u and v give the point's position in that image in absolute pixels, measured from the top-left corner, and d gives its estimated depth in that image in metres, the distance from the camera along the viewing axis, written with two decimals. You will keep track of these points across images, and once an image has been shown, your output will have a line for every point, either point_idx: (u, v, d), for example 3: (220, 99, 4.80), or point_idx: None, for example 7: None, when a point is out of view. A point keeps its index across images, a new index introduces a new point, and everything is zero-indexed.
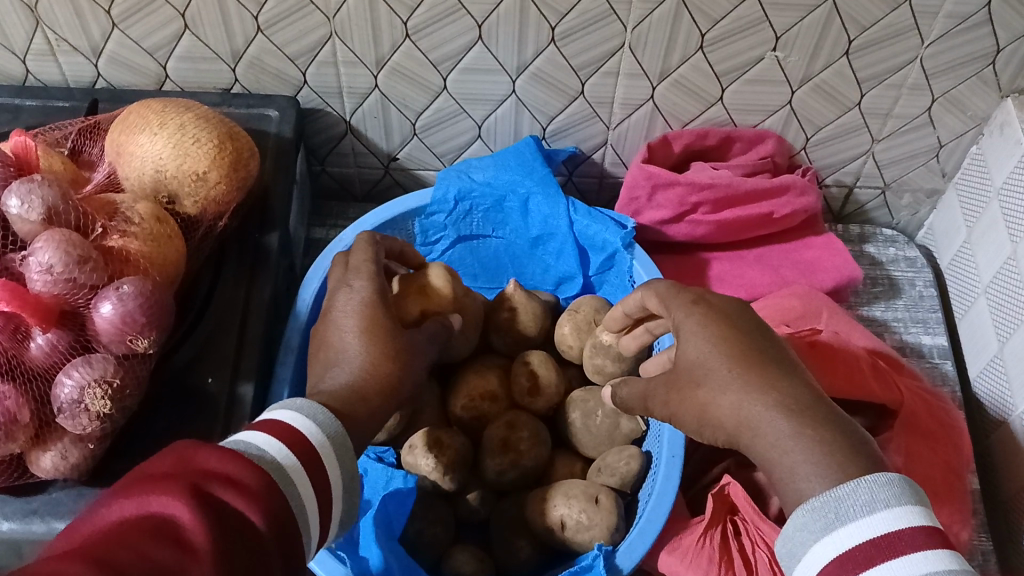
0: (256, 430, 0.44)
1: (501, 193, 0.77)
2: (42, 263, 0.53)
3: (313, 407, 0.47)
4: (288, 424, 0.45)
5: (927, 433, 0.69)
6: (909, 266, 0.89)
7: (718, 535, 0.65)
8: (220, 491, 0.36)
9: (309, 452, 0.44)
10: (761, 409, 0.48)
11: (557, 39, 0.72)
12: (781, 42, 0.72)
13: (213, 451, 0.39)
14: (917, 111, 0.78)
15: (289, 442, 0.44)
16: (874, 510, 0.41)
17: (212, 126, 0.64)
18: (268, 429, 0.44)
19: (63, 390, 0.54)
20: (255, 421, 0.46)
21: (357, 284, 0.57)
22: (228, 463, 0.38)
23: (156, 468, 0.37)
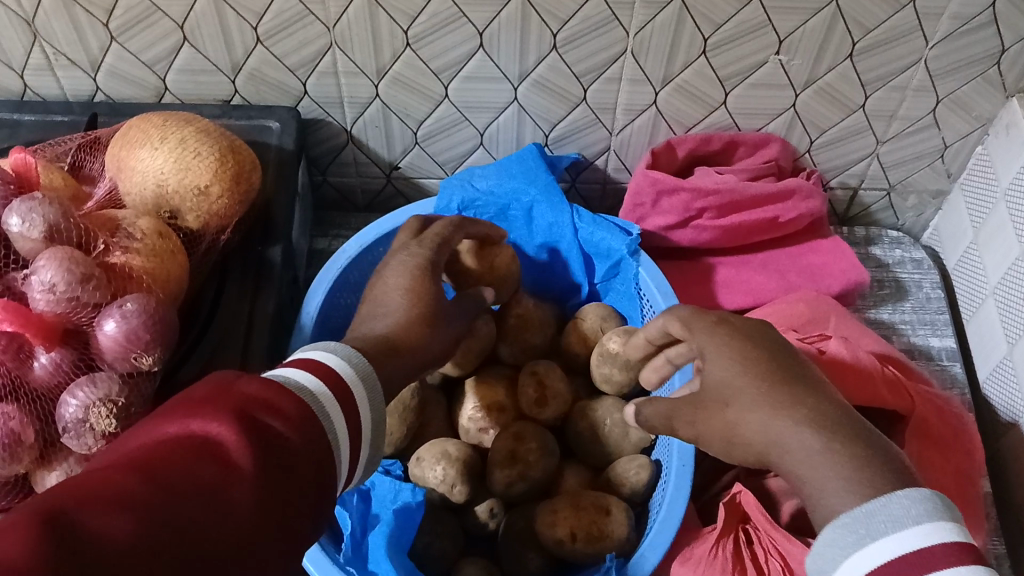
0: (291, 365, 0.44)
1: (504, 201, 0.77)
2: (45, 282, 0.53)
3: (346, 351, 0.47)
4: (322, 363, 0.45)
5: (941, 440, 0.69)
6: (916, 267, 0.89)
7: (730, 545, 0.64)
8: (263, 415, 0.38)
9: (339, 382, 0.44)
10: (791, 426, 0.48)
11: (559, 46, 0.71)
12: (785, 46, 0.71)
13: (254, 379, 0.40)
14: (921, 113, 0.78)
15: (322, 375, 0.44)
16: (905, 526, 0.41)
17: (214, 139, 0.63)
18: (303, 365, 0.44)
19: (67, 409, 0.53)
20: (289, 359, 0.45)
21: (371, 303, 0.56)
22: (267, 390, 0.39)
23: (198, 393, 0.38)
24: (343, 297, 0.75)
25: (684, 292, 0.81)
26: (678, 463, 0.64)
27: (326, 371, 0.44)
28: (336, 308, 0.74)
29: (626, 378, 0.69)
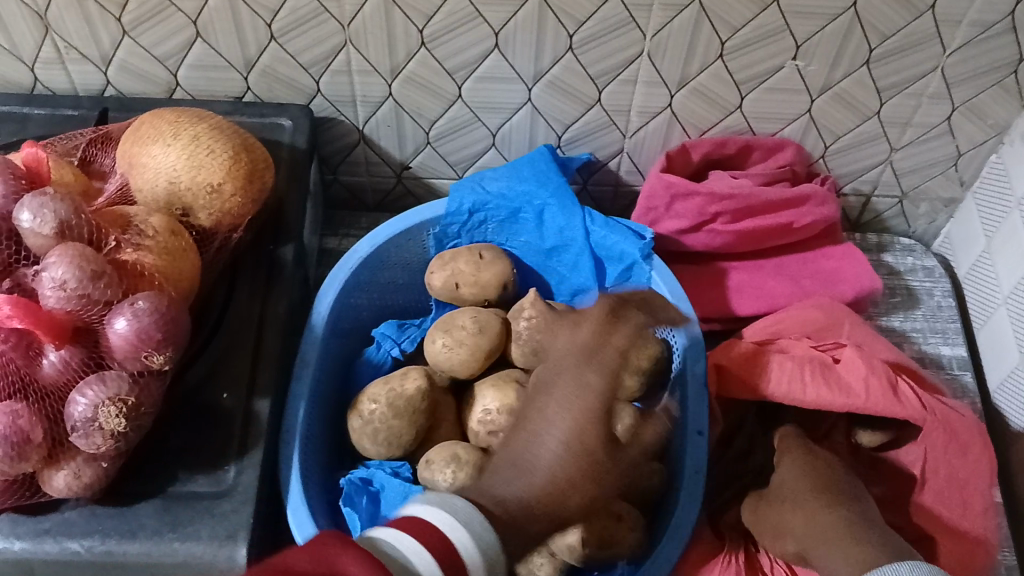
0: (413, 525, 0.38)
1: (516, 205, 0.76)
2: (55, 280, 0.52)
3: (473, 513, 0.40)
4: (445, 531, 0.38)
5: (956, 445, 0.68)
6: (928, 275, 0.88)
7: (741, 557, 0.66)
8: (362, 573, 0.34)
9: (454, 560, 0.37)
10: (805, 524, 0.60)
11: (575, 48, 0.71)
12: (802, 51, 0.71)
13: (359, 551, 0.35)
14: (936, 120, 0.77)
15: (445, 555, 0.37)
16: None
17: (226, 137, 0.63)
18: (417, 527, 0.38)
19: (76, 408, 0.52)
20: (420, 513, 0.39)
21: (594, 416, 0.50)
22: (369, 570, 0.34)
23: (302, 564, 0.34)
24: (353, 297, 0.74)
25: (695, 297, 0.81)
26: (691, 469, 0.65)
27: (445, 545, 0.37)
28: (346, 308, 0.73)
29: None
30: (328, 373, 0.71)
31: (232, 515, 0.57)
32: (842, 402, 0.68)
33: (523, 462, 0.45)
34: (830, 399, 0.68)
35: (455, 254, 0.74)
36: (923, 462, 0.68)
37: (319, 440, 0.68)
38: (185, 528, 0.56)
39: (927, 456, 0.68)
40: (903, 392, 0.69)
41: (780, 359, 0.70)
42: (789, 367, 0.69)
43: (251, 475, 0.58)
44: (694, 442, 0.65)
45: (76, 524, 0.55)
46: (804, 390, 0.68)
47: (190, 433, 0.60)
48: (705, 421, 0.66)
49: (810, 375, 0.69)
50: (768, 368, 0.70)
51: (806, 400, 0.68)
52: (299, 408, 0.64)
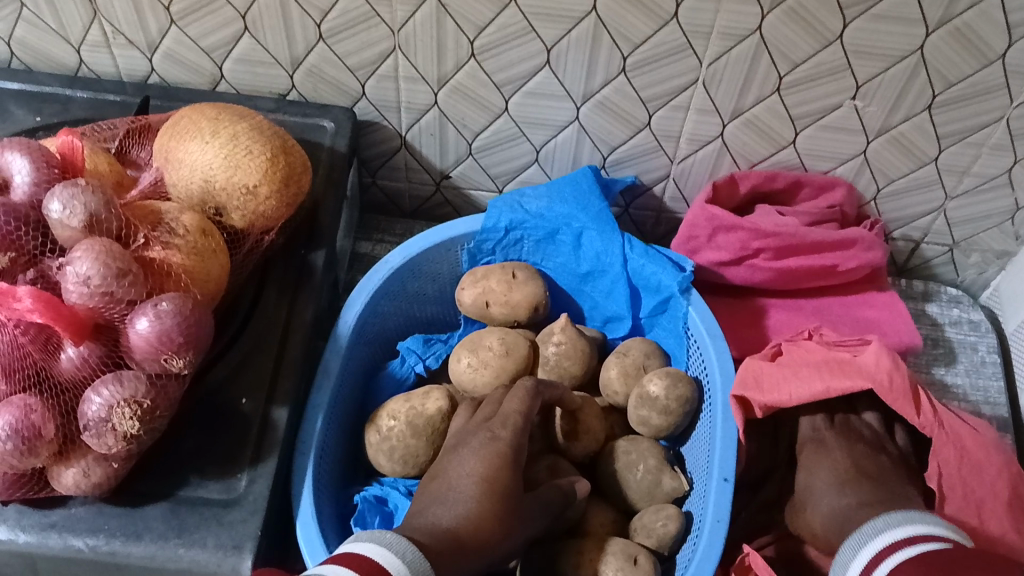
0: (340, 564, 0.43)
1: (554, 226, 0.74)
2: (79, 274, 0.51)
3: (404, 543, 0.46)
4: (378, 561, 0.44)
5: (969, 462, 0.63)
6: (973, 329, 0.85)
7: None
8: None
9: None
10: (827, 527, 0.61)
11: (628, 70, 0.69)
12: (862, 92, 0.68)
13: None
14: (996, 171, 0.75)
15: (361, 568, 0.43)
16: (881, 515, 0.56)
17: (266, 137, 0.61)
18: (352, 561, 0.43)
19: (90, 407, 0.51)
20: (345, 553, 0.44)
21: (501, 434, 0.58)
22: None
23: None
24: (381, 307, 0.72)
25: (730, 334, 0.79)
26: (713, 517, 0.61)
27: (376, 568, 0.43)
28: (373, 318, 0.72)
29: (665, 422, 0.67)
30: (350, 383, 0.70)
31: (239, 526, 0.55)
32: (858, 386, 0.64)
33: (440, 493, 0.54)
34: (850, 388, 0.64)
35: (488, 271, 0.73)
36: (937, 476, 0.63)
37: (334, 451, 0.67)
38: (191, 535, 0.55)
39: (939, 471, 0.63)
40: (923, 400, 0.64)
41: (794, 368, 0.66)
42: (804, 372, 0.66)
43: (262, 486, 0.57)
44: (720, 490, 0.62)
45: (82, 521, 0.54)
46: (825, 383, 0.65)
47: (205, 437, 0.59)
48: (732, 469, 0.63)
49: (826, 372, 0.65)
50: (783, 379, 0.65)
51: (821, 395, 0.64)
52: (317, 419, 0.63)
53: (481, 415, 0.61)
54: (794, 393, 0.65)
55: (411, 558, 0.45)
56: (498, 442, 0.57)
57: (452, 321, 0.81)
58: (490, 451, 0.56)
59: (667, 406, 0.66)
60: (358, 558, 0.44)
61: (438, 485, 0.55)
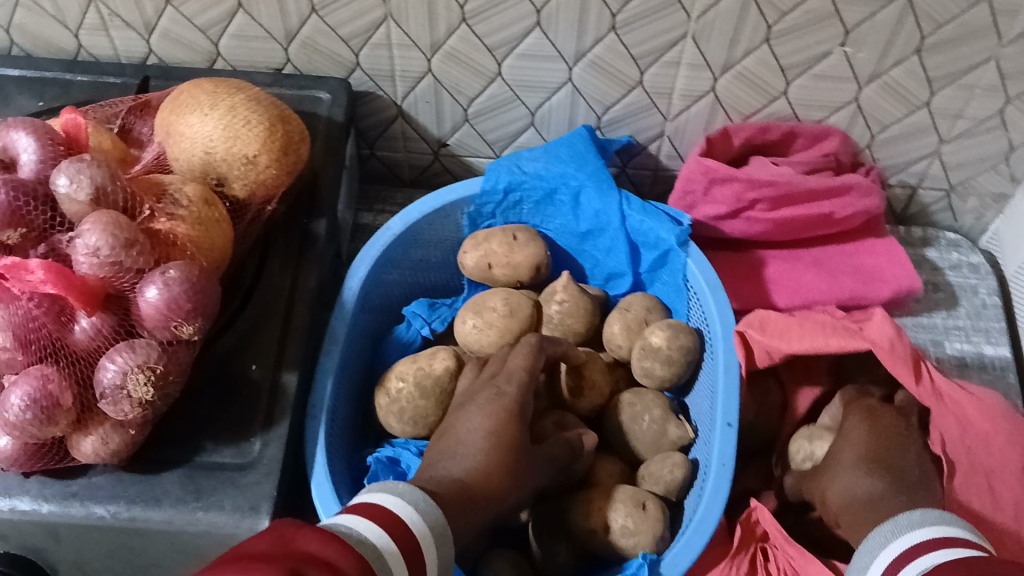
0: (358, 513, 0.44)
1: (552, 185, 0.75)
2: (89, 246, 0.52)
3: (416, 493, 0.47)
4: (395, 514, 0.45)
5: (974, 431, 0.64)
6: (973, 272, 0.86)
7: (745, 563, 0.64)
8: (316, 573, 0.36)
9: (407, 536, 0.43)
10: (851, 485, 0.60)
11: (618, 28, 0.69)
12: (851, 38, 0.69)
13: (313, 534, 0.38)
14: (989, 113, 0.75)
15: (387, 525, 0.43)
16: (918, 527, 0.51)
17: (263, 108, 0.62)
18: (371, 513, 0.44)
19: (105, 374, 0.53)
20: (362, 503, 0.45)
21: (507, 388, 0.59)
22: (327, 548, 0.38)
23: (258, 547, 0.37)
24: (384, 273, 0.74)
25: (731, 287, 0.79)
26: (718, 462, 0.63)
27: (396, 522, 0.44)
28: (377, 285, 0.73)
29: (668, 373, 0.68)
30: (357, 348, 0.71)
31: (255, 487, 0.57)
32: (857, 345, 0.66)
33: (449, 447, 0.55)
34: (846, 346, 0.67)
35: (489, 234, 0.74)
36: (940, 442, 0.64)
37: (344, 416, 0.68)
38: (209, 498, 0.56)
39: (942, 438, 0.64)
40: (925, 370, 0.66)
41: (800, 321, 0.69)
42: (808, 324, 0.69)
43: (276, 448, 0.59)
44: (724, 436, 0.63)
45: (102, 489, 0.56)
46: (825, 338, 0.67)
47: (217, 404, 0.60)
48: (736, 414, 0.64)
49: (830, 329, 0.68)
50: (788, 328, 0.68)
51: (824, 349, 0.67)
52: (327, 383, 0.64)
53: (487, 372, 0.62)
54: (796, 343, 0.68)
55: (424, 509, 0.46)
56: (504, 396, 0.58)
57: (456, 286, 0.83)
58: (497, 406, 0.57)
59: (670, 357, 0.67)
60: (381, 512, 0.44)
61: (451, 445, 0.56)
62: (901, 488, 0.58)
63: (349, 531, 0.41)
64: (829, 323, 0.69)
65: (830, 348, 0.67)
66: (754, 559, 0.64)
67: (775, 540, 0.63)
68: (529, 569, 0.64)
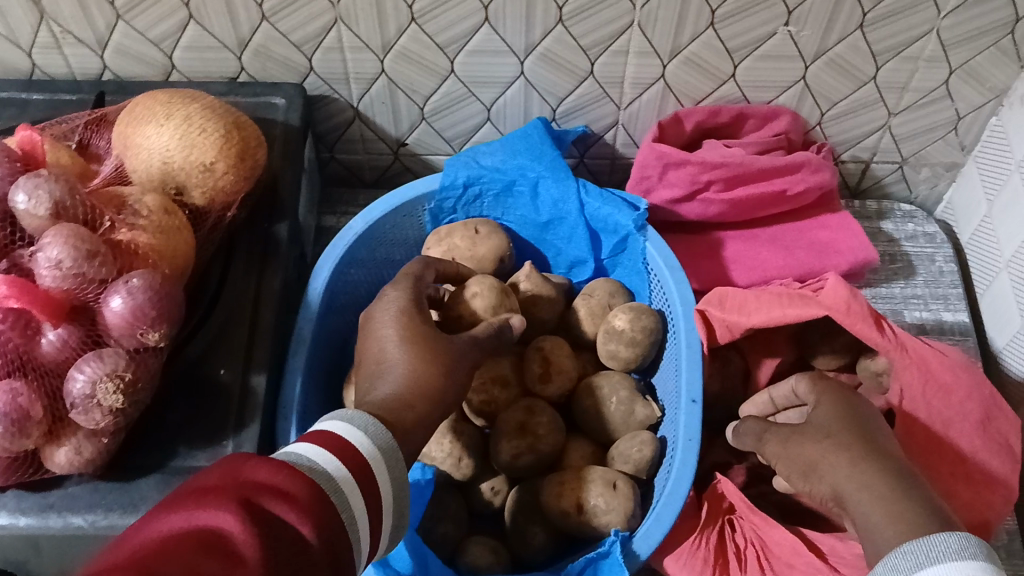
0: (309, 442, 0.43)
1: (510, 178, 0.76)
2: (51, 259, 0.53)
3: (366, 417, 0.47)
4: (344, 437, 0.44)
5: (940, 388, 0.66)
6: (929, 242, 0.87)
7: (714, 537, 0.65)
8: (271, 503, 0.36)
9: (363, 463, 0.44)
10: (872, 478, 0.53)
11: (565, 20, 0.71)
12: (794, 17, 0.70)
13: (262, 463, 0.38)
14: (934, 84, 0.77)
15: (340, 452, 0.43)
16: (959, 556, 0.45)
17: (218, 115, 0.63)
18: (322, 439, 0.44)
19: (75, 385, 0.54)
20: (308, 431, 0.45)
21: None
22: (277, 475, 0.38)
23: (209, 480, 0.37)
24: (350, 273, 0.75)
25: (692, 269, 0.81)
26: (685, 437, 0.64)
27: (348, 446, 0.44)
28: (343, 285, 0.74)
29: (633, 354, 0.69)
30: (326, 348, 0.72)
31: None
32: (814, 312, 0.67)
33: None
34: (805, 313, 0.67)
35: (451, 229, 0.75)
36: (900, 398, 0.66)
37: (317, 416, 0.69)
38: None
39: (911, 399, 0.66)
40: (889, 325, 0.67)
41: (757, 292, 0.70)
42: (765, 296, 0.69)
43: (249, 449, 0.59)
44: (689, 411, 0.65)
45: (79, 498, 0.57)
46: (780, 308, 0.68)
47: (188, 409, 0.61)
48: (699, 391, 0.66)
49: (786, 297, 0.69)
50: (746, 301, 0.70)
51: (785, 319, 0.68)
52: (297, 383, 0.65)
53: None
54: (753, 316, 0.69)
55: (374, 433, 0.46)
56: None
57: None
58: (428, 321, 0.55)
59: (633, 338, 0.69)
60: (332, 438, 0.44)
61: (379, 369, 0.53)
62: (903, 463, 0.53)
63: (304, 462, 0.41)
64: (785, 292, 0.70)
65: (788, 319, 0.68)
66: (722, 531, 0.66)
67: (743, 514, 0.65)
68: (506, 554, 0.65)
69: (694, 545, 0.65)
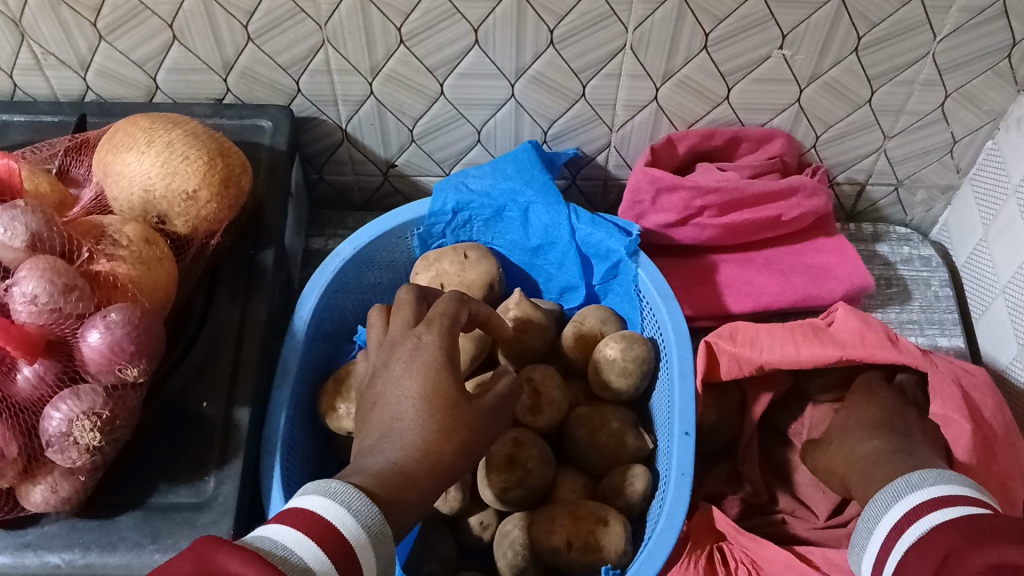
0: (288, 528, 0.43)
1: (500, 203, 0.75)
2: (26, 294, 0.52)
3: (349, 490, 0.46)
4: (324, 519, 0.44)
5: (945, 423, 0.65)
6: (925, 265, 0.86)
7: (703, 559, 0.64)
8: None
9: (346, 552, 0.44)
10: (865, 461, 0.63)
11: (556, 42, 0.69)
12: (788, 41, 0.69)
13: (233, 552, 0.40)
14: (930, 107, 0.76)
15: (323, 541, 0.43)
16: (922, 485, 0.55)
17: (201, 142, 0.62)
18: (302, 522, 0.44)
19: (51, 423, 0.52)
20: (292, 511, 0.45)
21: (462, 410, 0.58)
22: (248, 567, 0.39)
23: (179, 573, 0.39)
24: (337, 300, 0.73)
25: (684, 294, 0.80)
26: (677, 471, 0.63)
27: (334, 537, 0.44)
28: (330, 311, 0.73)
29: (624, 385, 0.68)
30: (312, 377, 0.71)
31: (212, 526, 0.56)
32: (829, 354, 0.67)
33: None
34: (820, 355, 0.67)
35: (440, 254, 0.74)
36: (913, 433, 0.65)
37: (302, 448, 0.68)
38: (165, 540, 0.56)
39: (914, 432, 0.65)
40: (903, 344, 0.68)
41: (768, 327, 0.70)
42: (779, 331, 0.69)
43: (231, 486, 0.58)
44: (681, 445, 0.63)
45: (57, 537, 0.55)
46: (794, 347, 0.68)
47: (169, 443, 0.59)
48: (692, 423, 0.64)
49: (800, 337, 0.68)
50: (757, 336, 0.69)
51: (800, 361, 0.68)
52: (281, 415, 0.64)
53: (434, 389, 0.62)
54: (767, 354, 0.69)
55: (359, 511, 0.45)
56: None
57: None
58: (422, 362, 0.52)
59: (625, 368, 0.67)
60: (313, 522, 0.44)
61: (380, 420, 0.51)
62: (901, 445, 0.63)
63: (279, 551, 0.42)
64: (798, 328, 0.70)
65: (803, 360, 0.68)
66: (711, 558, 0.65)
67: (736, 540, 0.65)
68: None
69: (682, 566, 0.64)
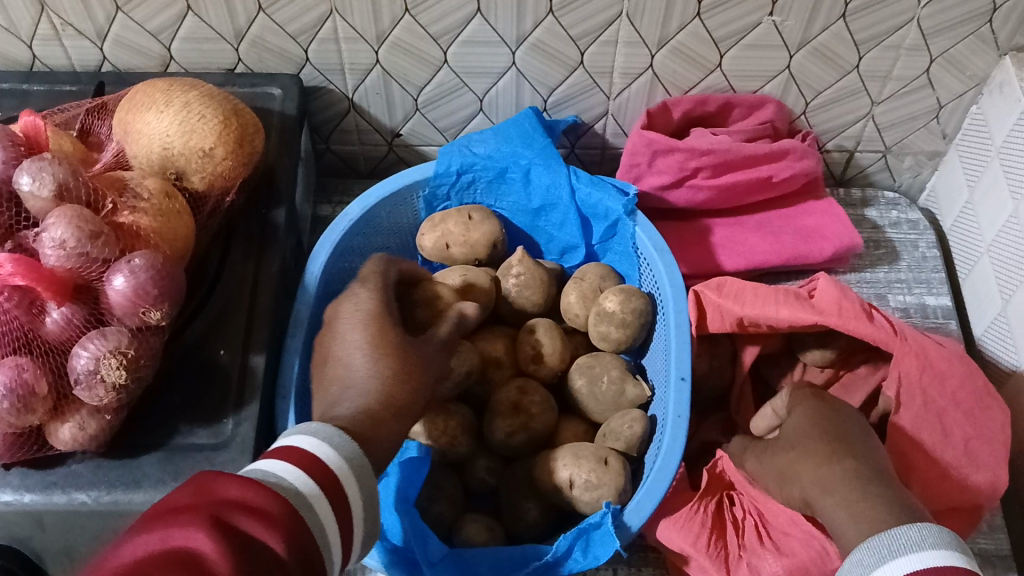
0: (277, 460, 0.43)
1: (502, 165, 0.78)
2: (55, 238, 0.54)
3: (330, 430, 0.47)
4: (310, 452, 0.44)
5: (930, 374, 0.69)
6: (912, 228, 0.89)
7: (712, 505, 0.67)
8: (243, 520, 0.36)
9: (329, 480, 0.44)
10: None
11: (556, 10, 0.72)
12: (778, 7, 0.72)
13: (231, 479, 0.39)
14: (916, 73, 0.79)
15: (312, 470, 0.43)
16: (919, 548, 0.48)
17: (218, 102, 0.65)
18: (290, 458, 0.44)
19: (79, 361, 0.55)
20: (271, 449, 0.45)
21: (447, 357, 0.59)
22: (248, 491, 0.38)
23: (179, 501, 0.37)
24: (347, 259, 0.76)
25: (681, 254, 0.83)
26: (674, 414, 0.65)
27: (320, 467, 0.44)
28: (339, 271, 0.76)
29: (623, 335, 0.71)
30: None
31: (231, 465, 0.59)
32: (808, 316, 0.70)
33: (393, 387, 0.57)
34: (797, 316, 0.70)
35: (446, 215, 0.76)
36: (897, 387, 0.69)
37: None
38: (188, 478, 0.58)
39: (898, 382, 0.69)
40: (878, 319, 0.70)
41: (757, 284, 0.73)
42: (764, 289, 0.72)
43: (248, 427, 0.61)
44: (678, 389, 0.66)
45: (82, 476, 0.58)
46: (777, 309, 0.70)
47: (189, 389, 0.62)
48: (688, 368, 0.67)
49: (782, 297, 0.71)
50: (743, 291, 0.72)
51: (778, 319, 0.70)
52: (295, 363, 0.67)
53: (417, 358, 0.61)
54: (749, 306, 0.71)
55: (340, 444, 0.46)
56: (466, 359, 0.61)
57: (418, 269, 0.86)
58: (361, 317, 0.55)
59: (623, 320, 0.70)
60: (303, 456, 0.44)
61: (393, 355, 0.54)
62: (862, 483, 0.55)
63: (271, 478, 0.41)
64: (783, 291, 0.72)
65: (781, 319, 0.70)
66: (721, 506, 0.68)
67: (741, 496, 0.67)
68: (501, 532, 0.66)
69: (692, 511, 0.66)
